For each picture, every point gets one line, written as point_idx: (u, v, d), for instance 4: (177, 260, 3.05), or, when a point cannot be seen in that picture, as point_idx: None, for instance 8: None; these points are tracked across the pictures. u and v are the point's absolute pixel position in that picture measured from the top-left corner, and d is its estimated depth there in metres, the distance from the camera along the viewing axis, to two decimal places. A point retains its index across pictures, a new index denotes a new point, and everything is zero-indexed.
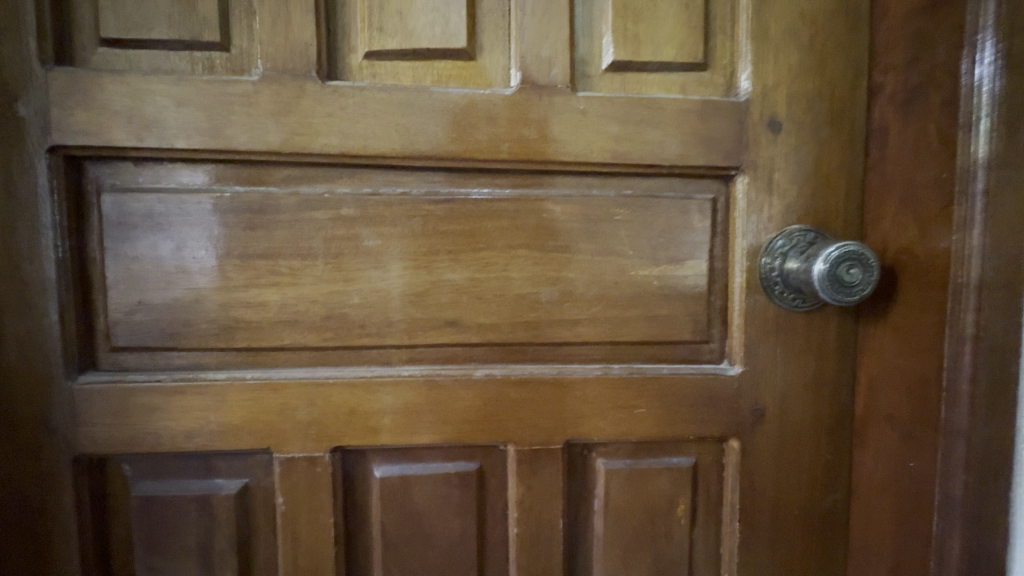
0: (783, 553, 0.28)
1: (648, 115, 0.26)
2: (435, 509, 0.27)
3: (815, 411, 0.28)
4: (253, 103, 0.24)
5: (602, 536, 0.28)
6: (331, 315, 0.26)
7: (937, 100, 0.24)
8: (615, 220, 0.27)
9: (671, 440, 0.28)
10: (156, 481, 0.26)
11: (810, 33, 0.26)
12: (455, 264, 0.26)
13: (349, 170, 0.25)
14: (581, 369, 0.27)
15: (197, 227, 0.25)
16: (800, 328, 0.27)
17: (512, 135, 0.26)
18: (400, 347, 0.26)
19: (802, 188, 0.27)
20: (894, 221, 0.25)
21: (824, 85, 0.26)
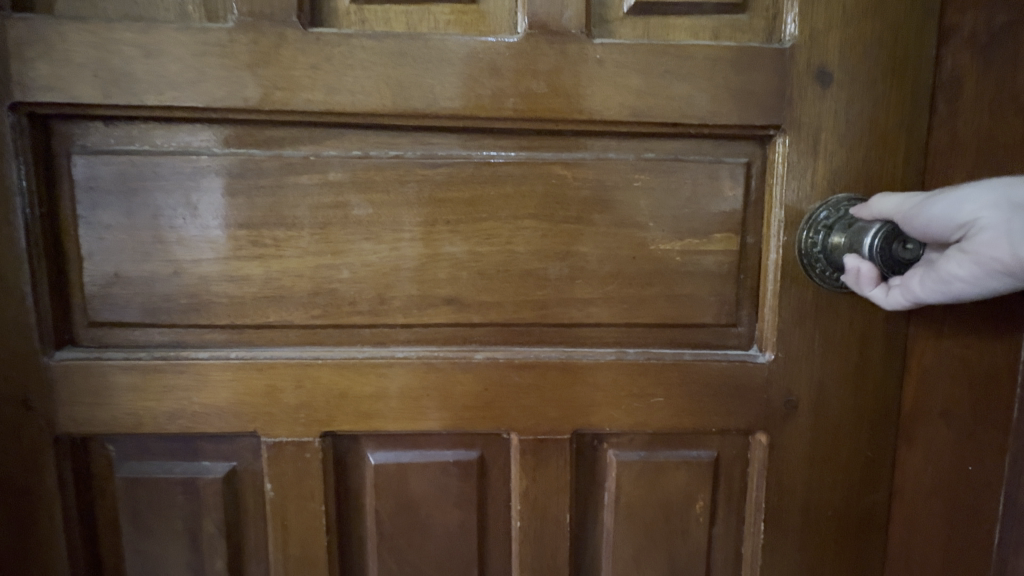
0: (812, 557, 0.26)
1: (675, 64, 0.23)
2: (432, 499, 0.25)
3: (857, 405, 0.25)
4: (228, 54, 0.22)
5: (612, 533, 0.26)
6: (320, 292, 0.24)
7: None
8: (633, 188, 0.24)
9: (690, 432, 0.26)
10: (142, 462, 0.25)
11: None
12: (454, 237, 0.24)
13: (336, 130, 0.23)
14: (592, 353, 0.25)
15: (173, 193, 0.23)
16: (843, 312, 0.24)
17: (518, 90, 0.23)
18: (394, 326, 0.24)
19: (854, 150, 0.23)
20: None
21: (889, 26, 0.22)
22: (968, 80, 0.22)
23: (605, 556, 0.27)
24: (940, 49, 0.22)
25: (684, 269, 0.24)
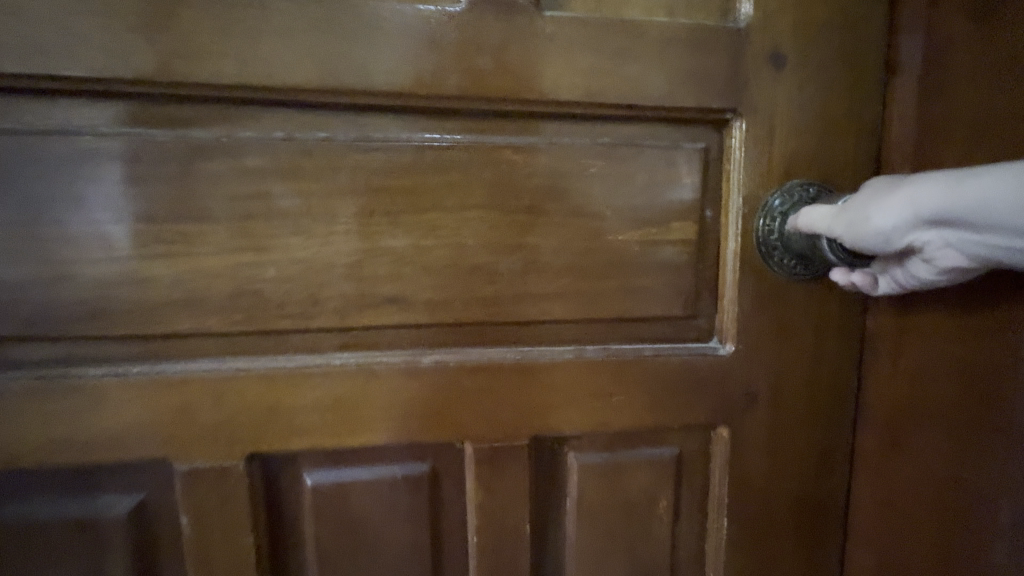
0: (774, 549, 0.25)
1: (627, 43, 0.21)
2: (380, 518, 0.23)
3: (814, 395, 0.24)
4: (119, 17, 0.18)
5: (575, 541, 0.25)
6: (242, 294, 0.21)
7: None
8: (588, 174, 0.22)
9: (652, 430, 0.25)
10: (25, 503, 0.21)
11: None
12: (396, 230, 0.21)
13: (254, 108, 0.20)
14: (549, 352, 0.23)
15: (52, 182, 0.19)
16: (800, 301, 0.24)
17: (462, 66, 0.21)
18: (331, 330, 0.22)
19: (809, 135, 0.22)
20: None
21: (841, 8, 0.22)
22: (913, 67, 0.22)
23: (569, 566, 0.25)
24: (888, 34, 0.22)
25: (644, 260, 0.23)
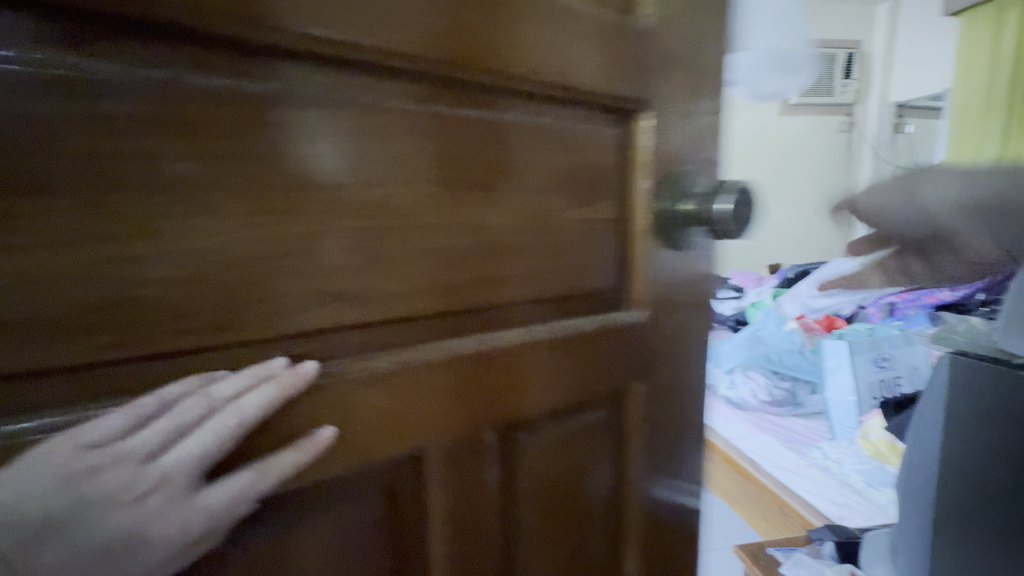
0: (674, 478, 0.31)
1: (570, 16, 0.23)
2: (331, 561, 0.20)
3: (692, 339, 0.31)
4: None
5: (529, 526, 0.26)
6: (138, 307, 0.16)
7: None
8: (536, 146, 0.23)
9: (589, 399, 0.27)
10: None
11: None
12: (339, 218, 0.19)
13: (144, 65, 0.15)
14: (501, 337, 0.23)
15: None
16: (681, 265, 0.29)
17: (417, 19, 0.19)
18: (262, 339, 0.18)
19: (688, 118, 0.28)
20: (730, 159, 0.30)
21: (704, 17, 0.28)
22: None
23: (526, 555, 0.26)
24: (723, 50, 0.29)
25: (575, 239, 0.25)
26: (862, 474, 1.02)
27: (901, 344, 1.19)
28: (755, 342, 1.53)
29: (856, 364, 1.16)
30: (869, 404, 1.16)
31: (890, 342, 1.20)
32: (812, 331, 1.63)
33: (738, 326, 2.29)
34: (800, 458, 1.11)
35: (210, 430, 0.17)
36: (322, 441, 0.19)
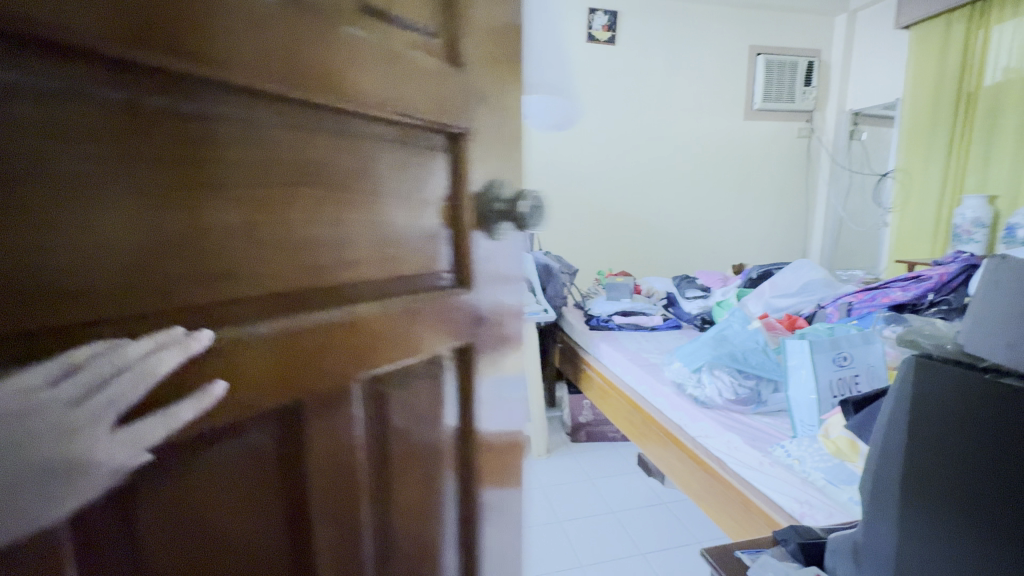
0: (444, 402, 0.51)
1: (414, 70, 0.42)
2: (224, 469, 0.33)
3: (468, 299, 0.52)
4: None
5: (338, 456, 0.40)
6: (98, 288, 0.26)
7: (513, 95, 0.54)
8: (381, 157, 0.42)
9: (402, 345, 0.44)
10: None
11: (493, 36, 0.50)
12: (218, 239, 0.31)
13: (151, 99, 0.27)
14: (346, 310, 0.39)
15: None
16: (481, 218, 0.52)
17: (321, 83, 0.35)
18: (201, 298, 0.30)
19: (486, 127, 0.51)
20: (506, 153, 0.55)
21: (497, 66, 0.51)
22: (512, 105, 0.55)
23: (335, 479, 0.40)
24: (509, 87, 0.54)
25: (358, 259, 0.40)
26: (824, 471, 1.12)
27: (859, 344, 1.20)
28: (721, 340, 1.57)
29: (816, 365, 1.16)
30: (829, 403, 1.17)
31: (849, 341, 1.20)
32: (773, 330, 1.66)
33: (706, 324, 2.35)
34: (765, 457, 1.24)
35: (153, 379, 0.28)
36: (216, 393, 0.30)
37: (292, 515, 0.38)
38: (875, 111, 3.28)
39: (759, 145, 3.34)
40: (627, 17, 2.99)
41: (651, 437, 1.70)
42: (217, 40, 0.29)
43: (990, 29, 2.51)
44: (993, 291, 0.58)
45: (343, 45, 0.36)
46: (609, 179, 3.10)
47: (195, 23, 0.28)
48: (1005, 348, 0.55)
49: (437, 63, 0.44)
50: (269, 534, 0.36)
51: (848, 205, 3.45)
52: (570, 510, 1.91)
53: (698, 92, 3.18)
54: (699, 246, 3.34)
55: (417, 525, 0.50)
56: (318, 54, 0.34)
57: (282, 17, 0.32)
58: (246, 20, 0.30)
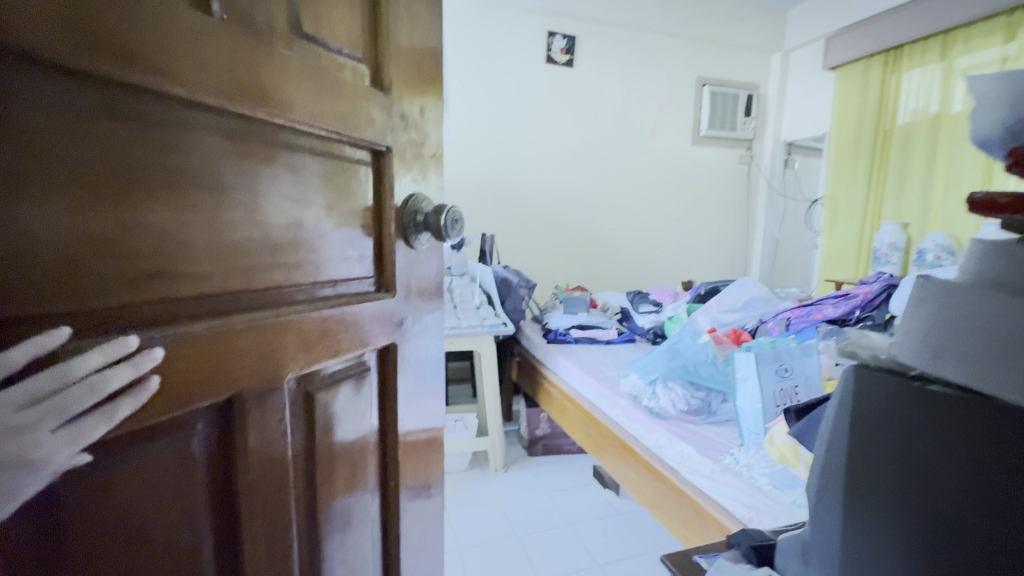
0: (360, 391, 0.60)
1: (341, 96, 0.51)
2: (159, 449, 0.37)
3: (387, 296, 0.62)
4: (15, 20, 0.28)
5: (264, 444, 0.45)
6: (51, 283, 0.31)
7: (424, 119, 0.67)
8: (309, 168, 0.49)
9: (325, 338, 0.52)
10: None
11: (406, 69, 0.63)
12: (157, 246, 0.36)
13: (91, 116, 0.32)
14: (274, 309, 0.46)
15: None
16: (399, 225, 0.63)
17: (256, 106, 0.42)
18: (137, 295, 0.35)
19: (403, 145, 0.63)
20: (418, 168, 0.67)
21: (409, 95, 0.64)
22: (423, 127, 0.67)
23: (260, 465, 0.45)
24: (420, 113, 0.66)
25: (285, 267, 0.47)
26: (769, 476, 1.18)
27: (799, 355, 1.28)
28: (674, 353, 1.64)
29: (762, 376, 1.23)
30: (773, 412, 1.24)
31: (790, 354, 1.28)
32: (723, 343, 1.76)
33: (658, 337, 2.44)
34: (715, 464, 1.29)
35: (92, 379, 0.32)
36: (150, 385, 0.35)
37: (219, 495, 0.43)
38: (806, 142, 3.58)
39: (706, 169, 3.54)
40: (585, 42, 3.11)
41: (608, 448, 1.73)
42: (161, 65, 0.35)
43: (901, 75, 2.84)
44: (916, 302, 0.54)
45: (269, 74, 0.43)
46: (566, 195, 3.18)
47: (137, 53, 0.33)
48: (930, 359, 0.52)
49: (353, 92, 0.53)
50: (196, 516, 0.41)
51: (783, 227, 3.72)
52: (527, 524, 1.90)
53: (651, 116, 3.34)
54: (651, 262, 3.48)
55: (338, 504, 0.57)
56: (249, 82, 0.41)
57: (218, 48, 0.38)
58: (190, 48, 0.36)
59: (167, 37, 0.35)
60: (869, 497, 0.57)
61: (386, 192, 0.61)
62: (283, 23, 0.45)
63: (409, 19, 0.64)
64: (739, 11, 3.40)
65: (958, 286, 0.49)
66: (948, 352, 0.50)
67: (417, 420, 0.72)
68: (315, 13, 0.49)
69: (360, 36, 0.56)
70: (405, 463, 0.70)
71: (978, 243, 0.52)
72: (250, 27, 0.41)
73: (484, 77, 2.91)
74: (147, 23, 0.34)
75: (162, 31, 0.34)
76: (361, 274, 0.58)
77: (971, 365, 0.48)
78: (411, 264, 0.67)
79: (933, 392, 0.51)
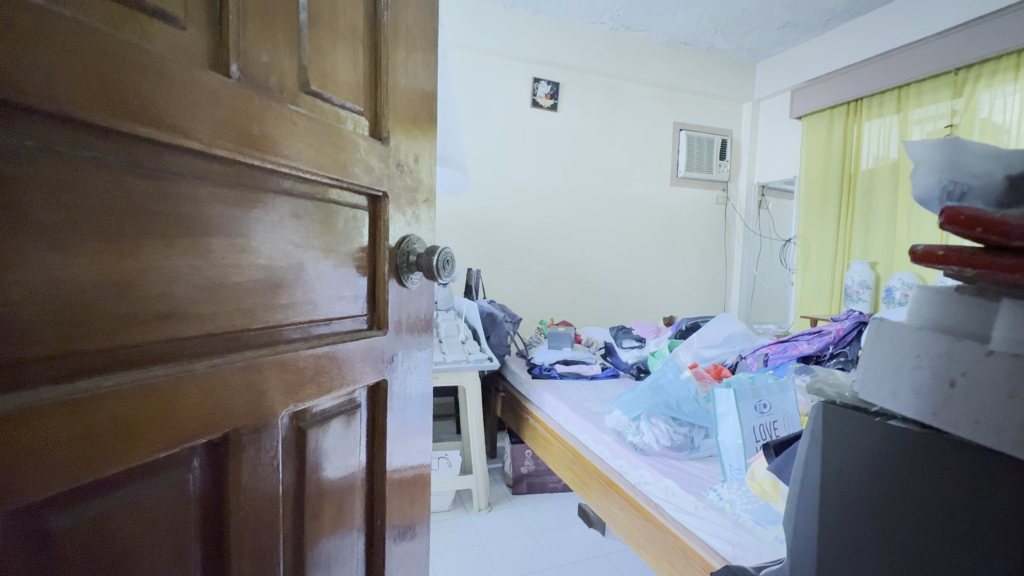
0: (345, 427, 0.61)
1: (343, 147, 0.56)
2: (157, 487, 0.38)
3: (378, 334, 0.65)
4: (65, 87, 0.30)
5: (255, 480, 0.46)
6: (67, 326, 0.32)
7: (418, 166, 0.73)
8: (310, 212, 0.53)
9: (317, 375, 0.54)
10: None
11: (402, 122, 0.69)
12: (169, 288, 0.38)
13: (122, 170, 0.34)
14: (271, 348, 0.48)
15: None
16: (394, 265, 0.67)
17: (265, 157, 0.45)
18: (149, 337, 0.37)
19: (398, 190, 0.68)
20: (412, 210, 0.72)
21: (405, 145, 0.69)
22: (417, 173, 0.73)
23: (250, 502, 0.46)
24: (415, 161, 0.72)
25: (282, 306, 0.50)
26: (751, 512, 1.19)
27: (776, 392, 1.33)
28: (657, 389, 1.67)
29: (741, 412, 1.27)
30: (753, 447, 1.28)
31: (767, 390, 1.33)
32: (703, 379, 1.81)
33: (641, 372, 2.48)
34: (699, 501, 1.31)
35: None
36: (156, 424, 0.36)
37: (208, 532, 0.43)
38: (778, 184, 3.78)
39: (685, 208, 3.69)
40: (568, 88, 3.28)
41: (593, 486, 1.72)
42: (185, 122, 0.37)
43: (862, 124, 3.07)
44: (872, 342, 0.60)
45: (276, 129, 0.46)
46: (549, 232, 3.27)
47: (164, 113, 0.36)
48: (891, 396, 0.56)
49: (351, 143, 0.57)
50: (185, 554, 0.41)
51: (759, 264, 3.87)
52: (511, 567, 1.86)
53: (632, 158, 3.50)
54: (634, 297, 3.56)
55: (323, 544, 0.58)
56: (256, 137, 0.44)
57: (231, 105, 0.41)
58: (211, 106, 0.39)
59: (189, 96, 0.38)
60: (843, 523, 0.60)
61: (380, 235, 0.65)
62: (293, 81, 0.50)
63: (406, 77, 0.70)
64: (711, 63, 3.64)
65: (909, 329, 0.55)
66: (904, 390, 0.55)
67: (404, 457, 0.74)
68: (321, 72, 0.55)
69: (361, 93, 0.62)
70: (391, 500, 0.71)
71: (924, 290, 0.58)
72: (261, 88, 0.45)
73: (472, 118, 3.04)
74: (172, 83, 0.36)
75: (186, 90, 0.37)
76: (354, 313, 0.62)
77: (922, 401, 0.53)
78: (403, 303, 0.70)
79: (892, 427, 0.55)
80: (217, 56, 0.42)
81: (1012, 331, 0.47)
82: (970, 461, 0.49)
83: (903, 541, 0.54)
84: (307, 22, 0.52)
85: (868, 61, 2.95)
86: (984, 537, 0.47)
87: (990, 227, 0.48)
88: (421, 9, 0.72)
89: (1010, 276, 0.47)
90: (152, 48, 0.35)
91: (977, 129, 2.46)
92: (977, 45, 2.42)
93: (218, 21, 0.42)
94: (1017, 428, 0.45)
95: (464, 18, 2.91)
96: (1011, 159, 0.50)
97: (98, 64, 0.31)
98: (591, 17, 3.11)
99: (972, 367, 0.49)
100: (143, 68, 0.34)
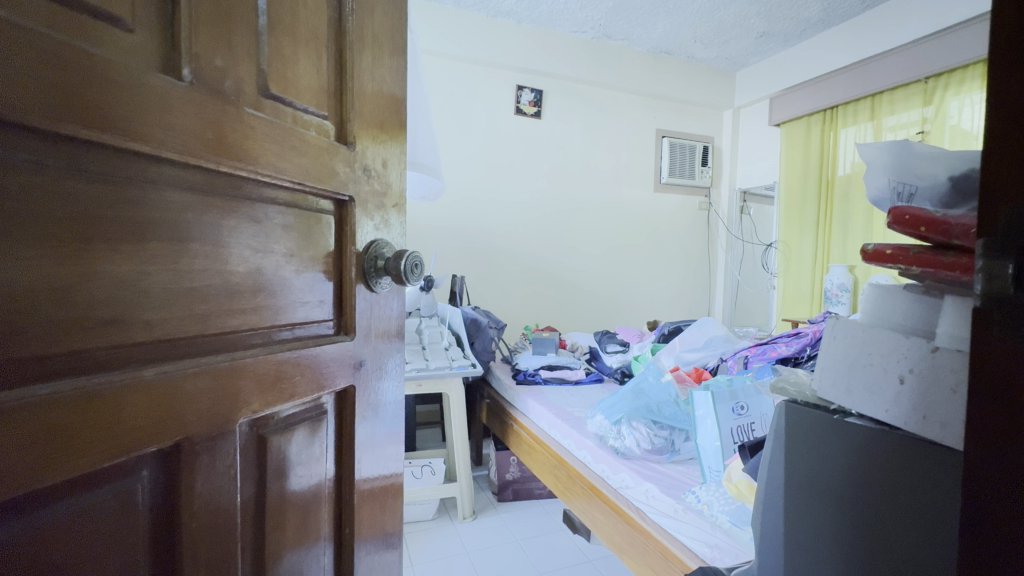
0: (309, 436, 0.59)
1: (308, 152, 0.55)
2: (106, 498, 0.36)
3: (346, 342, 0.63)
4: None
5: (210, 492, 0.44)
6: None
7: (386, 171, 0.72)
8: (272, 216, 0.52)
9: (280, 381, 0.53)
10: None
11: (370, 127, 0.68)
12: (118, 293, 0.37)
13: (64, 175, 0.33)
14: (229, 354, 0.46)
15: None
16: (360, 268, 0.66)
17: (226, 162, 0.44)
18: (101, 344, 0.35)
19: (366, 196, 0.67)
20: (381, 213, 0.72)
21: (372, 150, 0.69)
22: (386, 176, 0.72)
23: (207, 515, 0.44)
24: (383, 164, 0.71)
25: (241, 311, 0.48)
26: (728, 514, 1.19)
27: (753, 394, 1.33)
28: (638, 393, 1.67)
29: (718, 414, 1.28)
30: (731, 450, 1.29)
31: (744, 392, 1.33)
32: (683, 382, 1.82)
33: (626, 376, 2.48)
34: (679, 503, 1.31)
35: None
36: (101, 435, 0.34)
37: (160, 544, 0.41)
38: (759, 189, 3.85)
39: (669, 214, 3.73)
40: (551, 96, 3.31)
41: (576, 491, 1.71)
42: (135, 127, 0.36)
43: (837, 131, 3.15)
44: (829, 343, 0.60)
45: (236, 133, 0.45)
46: (534, 239, 3.28)
47: (116, 118, 0.35)
48: (849, 394, 0.57)
49: (316, 147, 0.56)
50: (134, 567, 0.39)
51: (742, 269, 3.93)
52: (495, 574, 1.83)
53: (615, 164, 3.53)
54: (617, 302, 3.58)
55: (286, 557, 0.57)
56: (213, 141, 0.43)
57: (185, 110, 0.40)
58: (165, 109, 0.38)
59: (141, 99, 0.36)
60: (803, 530, 0.61)
61: (348, 239, 0.64)
62: (255, 85, 0.49)
63: (374, 85, 0.69)
64: (691, 72, 3.70)
65: (863, 327, 0.56)
66: (859, 387, 0.56)
67: (375, 465, 0.72)
68: (283, 77, 0.54)
69: (325, 99, 0.61)
70: (361, 510, 0.69)
71: (878, 288, 0.59)
72: (219, 91, 0.44)
73: (455, 126, 3.04)
74: (121, 85, 0.35)
75: (139, 93, 0.36)
76: (320, 318, 0.61)
77: (876, 398, 0.54)
78: (374, 308, 0.69)
79: (850, 425, 0.56)
80: (170, 59, 0.40)
81: (954, 327, 0.47)
82: (917, 452, 0.50)
83: (866, 538, 0.54)
84: (266, 26, 0.51)
85: (842, 70, 3.03)
86: (938, 531, 0.48)
87: (932, 226, 0.48)
88: (389, 17, 0.72)
89: (958, 276, 0.47)
90: (100, 52, 0.34)
91: (947, 134, 2.52)
92: (945, 56, 2.50)
93: (170, 23, 0.41)
94: (959, 422, 0.46)
95: (446, 27, 2.92)
96: (952, 160, 0.51)
97: (42, 67, 0.31)
98: (573, 27, 3.14)
99: (918, 359, 0.50)
100: (91, 70, 0.33)
